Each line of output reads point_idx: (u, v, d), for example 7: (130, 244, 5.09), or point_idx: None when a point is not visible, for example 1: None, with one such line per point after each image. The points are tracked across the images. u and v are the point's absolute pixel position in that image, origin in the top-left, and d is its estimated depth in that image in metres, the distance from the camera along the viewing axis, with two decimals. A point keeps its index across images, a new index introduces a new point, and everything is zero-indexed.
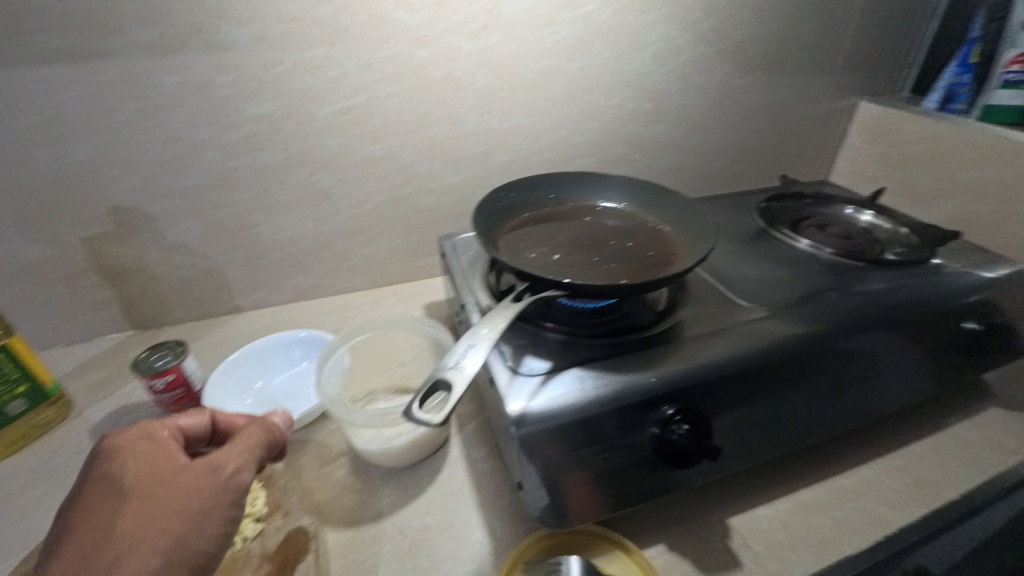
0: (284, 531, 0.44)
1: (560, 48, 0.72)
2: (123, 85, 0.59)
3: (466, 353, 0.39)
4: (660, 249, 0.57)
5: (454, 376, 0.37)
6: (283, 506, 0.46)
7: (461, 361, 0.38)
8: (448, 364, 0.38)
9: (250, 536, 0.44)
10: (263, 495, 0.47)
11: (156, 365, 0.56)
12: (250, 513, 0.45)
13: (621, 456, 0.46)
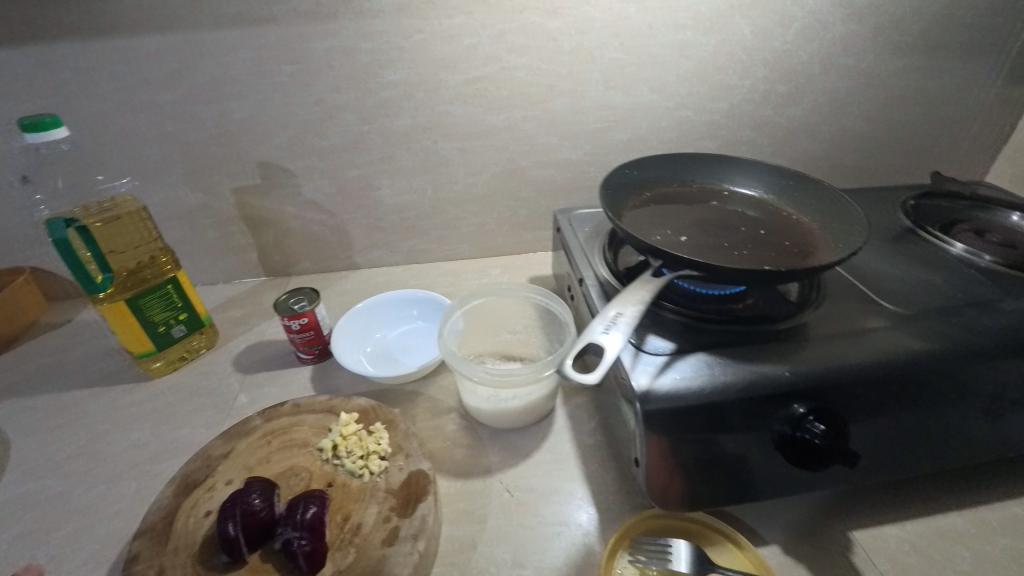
0: (405, 472, 0.47)
1: (696, 22, 0.69)
2: (281, 49, 0.64)
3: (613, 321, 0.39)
4: (797, 240, 0.54)
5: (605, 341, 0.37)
6: (405, 449, 0.49)
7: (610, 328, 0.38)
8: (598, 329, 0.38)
9: (376, 471, 0.47)
10: (386, 435, 0.50)
11: (294, 307, 0.61)
12: (376, 451, 0.48)
13: (744, 448, 0.45)
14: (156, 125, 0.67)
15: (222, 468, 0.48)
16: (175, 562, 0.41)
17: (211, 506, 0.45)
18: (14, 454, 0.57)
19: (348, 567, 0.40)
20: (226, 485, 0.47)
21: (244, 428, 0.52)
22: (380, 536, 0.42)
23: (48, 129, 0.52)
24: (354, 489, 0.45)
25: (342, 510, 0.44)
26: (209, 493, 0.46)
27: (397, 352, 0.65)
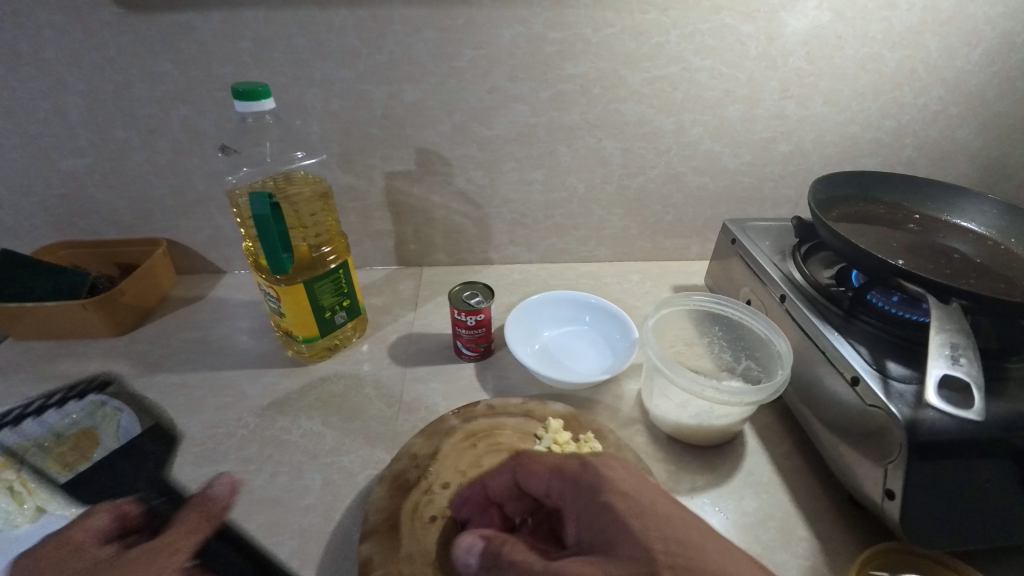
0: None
1: (887, 36, 0.66)
2: (467, 32, 0.61)
3: (946, 349, 0.42)
4: (1021, 273, 0.52)
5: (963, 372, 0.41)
6: (625, 463, 0.48)
7: (955, 357, 0.41)
8: (950, 361, 0.41)
9: None
10: (599, 445, 0.49)
11: (470, 302, 0.59)
12: None
13: (1004, 487, 0.42)
14: (324, 102, 0.65)
15: (433, 469, 0.47)
16: (415, 570, 0.40)
17: (433, 510, 0.44)
18: (184, 434, 0.55)
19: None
20: (443, 489, 0.46)
21: (442, 427, 0.51)
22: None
23: (259, 99, 0.49)
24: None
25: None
26: (427, 496, 0.45)
27: (562, 355, 0.62)
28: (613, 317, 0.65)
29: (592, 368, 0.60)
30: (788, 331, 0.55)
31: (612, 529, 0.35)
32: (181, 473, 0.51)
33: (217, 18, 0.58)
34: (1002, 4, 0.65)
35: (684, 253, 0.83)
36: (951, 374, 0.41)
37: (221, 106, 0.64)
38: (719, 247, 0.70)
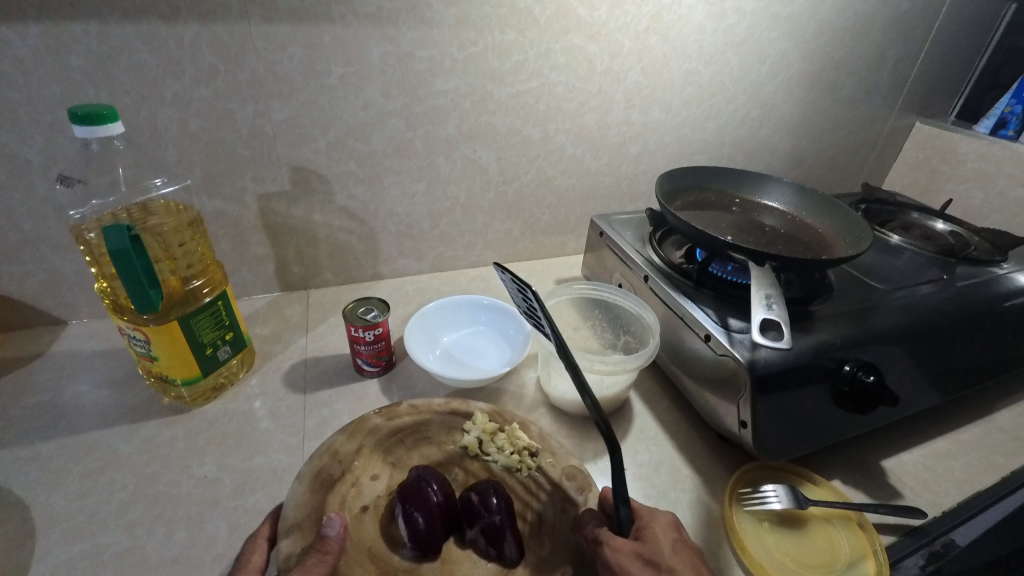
0: (560, 467, 0.50)
1: (701, 54, 0.80)
2: (335, 50, 0.62)
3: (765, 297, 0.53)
4: (812, 237, 0.67)
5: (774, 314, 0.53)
6: (550, 448, 0.52)
7: (769, 303, 0.53)
8: (764, 307, 0.53)
9: (532, 467, 0.50)
10: (525, 434, 0.53)
11: (367, 318, 0.59)
12: (526, 448, 0.51)
13: (817, 402, 0.54)
14: (179, 123, 0.61)
15: (360, 467, 0.48)
16: (353, 558, 0.41)
17: (361, 502, 0.45)
18: (41, 513, 0.47)
19: (551, 554, 0.44)
20: (371, 481, 0.47)
21: (366, 425, 0.51)
22: (567, 524, 0.46)
23: (105, 123, 0.45)
24: (524, 486, 0.49)
25: (519, 503, 0.48)
26: (356, 488, 0.46)
27: (463, 356, 0.65)
28: (507, 313, 0.69)
29: (494, 363, 0.64)
30: (653, 305, 0.64)
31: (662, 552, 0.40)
32: (44, 556, 0.44)
33: (34, 32, 0.51)
34: (777, 30, 0.82)
35: (562, 249, 0.92)
36: (767, 317, 0.52)
37: (50, 131, 0.56)
38: (591, 241, 0.78)
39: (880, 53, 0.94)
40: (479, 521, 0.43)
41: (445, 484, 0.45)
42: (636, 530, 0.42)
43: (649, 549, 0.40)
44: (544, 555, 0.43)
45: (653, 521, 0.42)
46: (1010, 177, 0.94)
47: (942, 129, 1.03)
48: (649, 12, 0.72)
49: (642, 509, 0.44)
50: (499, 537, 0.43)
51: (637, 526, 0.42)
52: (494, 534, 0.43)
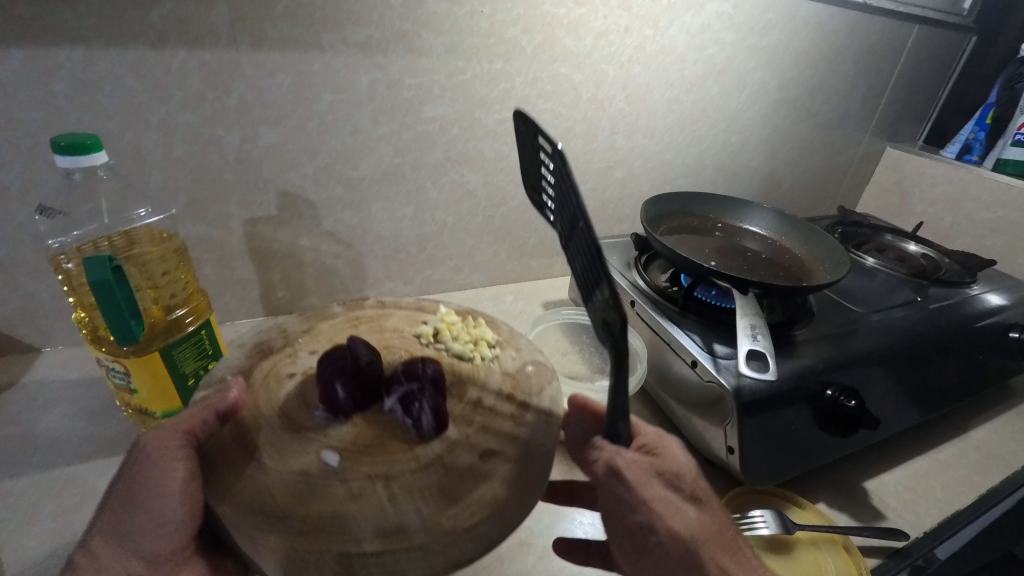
0: (518, 360, 0.56)
1: (682, 82, 0.82)
2: (324, 77, 0.63)
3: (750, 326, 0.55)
4: (792, 262, 0.69)
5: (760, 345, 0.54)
6: (512, 345, 0.58)
7: (755, 333, 0.55)
8: (750, 337, 0.54)
9: (488, 358, 0.55)
10: (486, 330, 0.59)
11: None
12: (486, 341, 0.57)
13: (800, 427, 0.55)
14: (164, 148, 0.60)
15: (311, 352, 0.54)
16: (267, 410, 0.46)
17: (292, 369, 0.51)
18: (11, 556, 0.45)
19: (468, 432, 0.47)
20: (307, 355, 0.53)
21: (326, 313, 0.59)
22: (498, 412, 0.49)
23: (90, 152, 0.44)
24: (466, 385, 0.52)
25: (456, 386, 0.52)
26: (291, 359, 0.52)
27: None
28: None
29: None
30: (640, 330, 0.64)
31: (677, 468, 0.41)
32: None
33: (16, 58, 0.51)
34: (754, 60, 0.86)
35: (549, 272, 0.92)
36: (753, 348, 0.54)
37: (29, 156, 0.55)
38: None
39: (852, 82, 0.98)
40: (397, 391, 0.47)
41: (380, 362, 0.49)
42: (641, 446, 0.43)
43: (664, 463, 0.41)
44: (463, 438, 0.46)
45: (662, 441, 0.43)
46: (976, 200, 0.98)
47: (911, 154, 1.07)
48: (632, 43, 0.75)
49: (647, 429, 0.44)
50: (414, 404, 0.46)
51: (641, 441, 0.43)
52: (410, 406, 0.46)
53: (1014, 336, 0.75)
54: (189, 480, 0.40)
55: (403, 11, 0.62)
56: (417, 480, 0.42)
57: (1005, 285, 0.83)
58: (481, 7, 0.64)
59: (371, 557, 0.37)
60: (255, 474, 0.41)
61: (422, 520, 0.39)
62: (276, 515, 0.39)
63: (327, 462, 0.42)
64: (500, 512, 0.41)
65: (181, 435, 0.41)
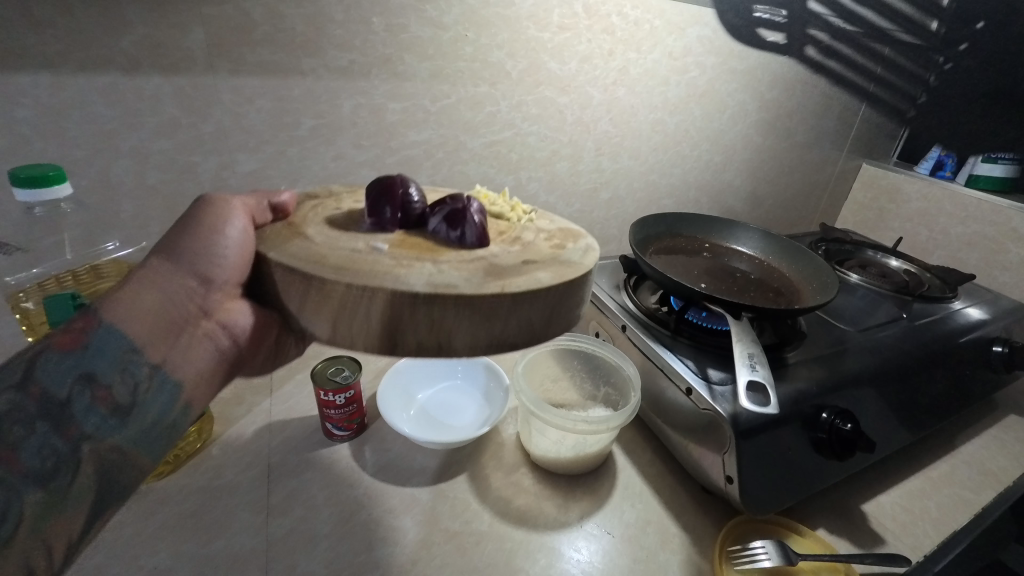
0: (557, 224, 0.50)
1: (665, 104, 0.83)
2: (305, 102, 0.61)
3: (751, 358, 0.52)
4: (781, 282, 0.70)
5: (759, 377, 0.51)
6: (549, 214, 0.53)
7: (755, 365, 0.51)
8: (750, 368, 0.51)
9: (528, 218, 0.50)
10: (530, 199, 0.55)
11: (339, 380, 0.57)
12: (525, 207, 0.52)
13: (797, 452, 0.54)
14: (138, 176, 0.58)
15: (346, 195, 0.50)
16: (307, 219, 0.43)
17: (339, 207, 0.47)
18: None
19: (510, 253, 0.42)
20: (353, 199, 0.49)
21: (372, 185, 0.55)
22: (542, 245, 0.45)
23: (53, 185, 0.42)
24: (503, 228, 0.47)
25: (503, 230, 0.47)
26: (337, 202, 0.48)
27: (439, 413, 0.62)
28: (486, 369, 0.68)
29: (474, 420, 0.62)
30: (632, 355, 0.63)
31: None
32: None
33: None
34: (735, 82, 0.87)
35: None
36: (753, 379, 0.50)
37: None
38: None
39: (828, 102, 1.00)
40: (441, 209, 0.43)
41: (420, 190, 0.46)
42: None
43: None
44: (507, 252, 0.42)
45: None
46: (950, 216, 1.00)
47: (887, 171, 1.09)
48: (616, 66, 0.75)
49: None
50: (459, 218, 0.42)
51: None
52: (455, 219, 0.42)
53: (998, 350, 0.76)
54: (244, 240, 0.38)
55: (386, 36, 0.61)
56: (464, 265, 0.39)
57: (983, 299, 0.84)
58: (465, 31, 0.64)
59: (424, 302, 0.34)
60: (301, 245, 0.39)
61: (471, 283, 0.36)
62: (325, 267, 0.35)
63: (373, 246, 0.40)
64: (547, 296, 0.37)
65: (234, 206, 0.39)
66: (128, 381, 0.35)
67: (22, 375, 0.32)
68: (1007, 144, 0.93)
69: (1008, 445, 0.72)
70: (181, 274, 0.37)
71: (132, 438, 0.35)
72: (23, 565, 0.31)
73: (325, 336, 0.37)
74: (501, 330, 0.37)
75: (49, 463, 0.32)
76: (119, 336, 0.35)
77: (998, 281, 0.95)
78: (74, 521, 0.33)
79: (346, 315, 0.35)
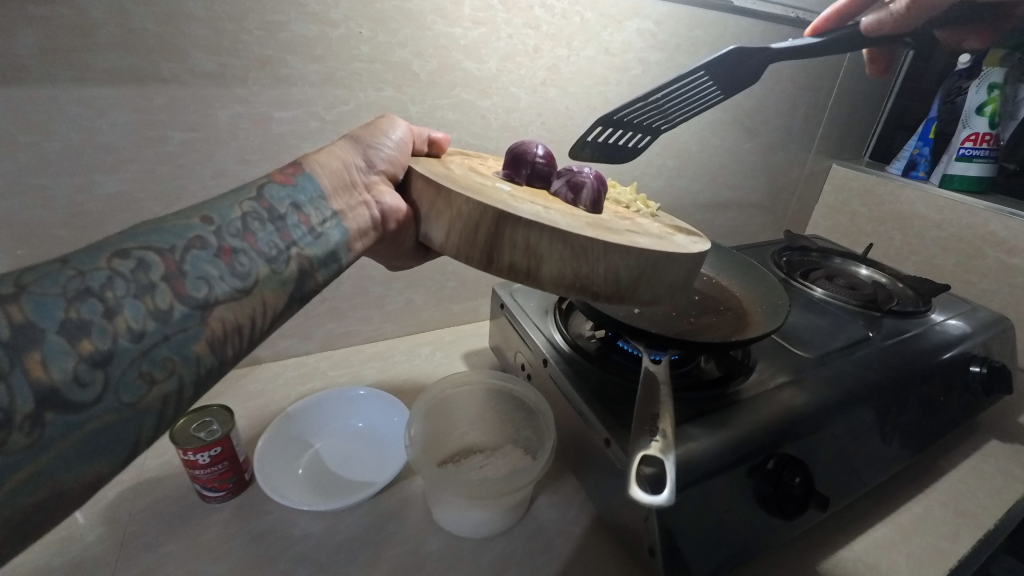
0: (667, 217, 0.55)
1: (606, 105, 0.75)
2: (172, 114, 0.53)
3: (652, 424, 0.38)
4: (729, 301, 0.62)
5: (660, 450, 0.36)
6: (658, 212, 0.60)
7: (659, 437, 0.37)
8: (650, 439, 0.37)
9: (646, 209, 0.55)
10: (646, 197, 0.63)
11: (203, 436, 0.49)
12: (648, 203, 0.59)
13: (735, 509, 0.47)
14: None
15: (493, 159, 0.59)
16: (461, 167, 0.52)
17: (482, 165, 0.55)
18: None
19: (613, 222, 0.46)
20: (494, 163, 0.58)
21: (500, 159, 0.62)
22: (657, 228, 0.48)
23: None
24: (623, 211, 0.53)
25: (619, 209, 0.53)
26: (482, 163, 0.56)
27: (337, 468, 0.56)
28: (391, 408, 0.60)
29: (375, 474, 0.55)
30: (554, 395, 0.55)
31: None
32: None
33: None
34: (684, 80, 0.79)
35: (476, 315, 0.83)
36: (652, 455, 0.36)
37: None
38: (494, 312, 0.70)
39: (791, 99, 0.93)
40: (564, 176, 0.50)
41: (551, 153, 0.52)
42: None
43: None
44: (619, 222, 0.47)
45: None
46: (924, 218, 0.93)
47: (858, 171, 1.02)
48: (545, 65, 0.67)
49: None
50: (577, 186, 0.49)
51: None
52: (575, 183, 0.49)
53: (975, 370, 0.67)
54: (398, 150, 0.50)
55: (262, 35, 0.53)
56: (571, 218, 0.44)
57: (960, 310, 0.77)
58: (357, 28, 0.56)
59: (525, 225, 0.39)
60: (448, 174, 0.47)
61: (571, 226, 0.40)
62: (456, 184, 0.43)
63: (498, 187, 0.47)
64: (641, 255, 0.40)
65: (400, 126, 0.51)
66: (319, 214, 0.42)
67: (253, 192, 0.40)
68: (971, 142, 0.85)
69: (989, 477, 0.64)
70: (356, 153, 0.47)
71: (317, 255, 0.41)
72: (246, 318, 0.36)
73: (441, 239, 0.44)
74: (588, 273, 0.40)
75: (274, 251, 0.38)
76: (315, 182, 0.44)
77: (977, 288, 0.88)
78: (281, 297, 0.38)
79: (460, 222, 0.42)
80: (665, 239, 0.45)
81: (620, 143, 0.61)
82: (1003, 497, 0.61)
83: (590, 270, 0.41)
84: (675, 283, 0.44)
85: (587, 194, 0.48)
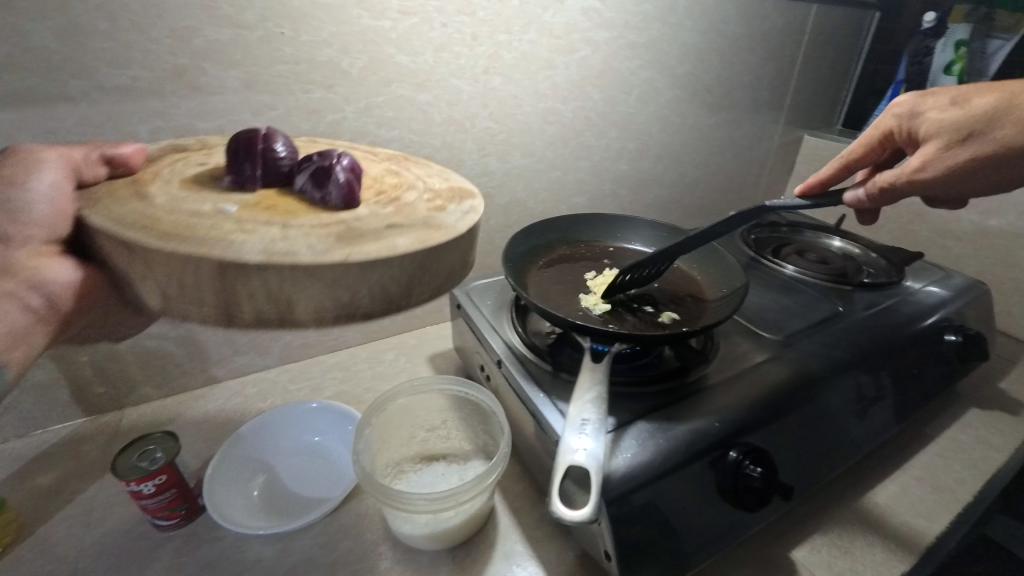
0: (442, 186, 0.46)
1: (555, 91, 0.72)
2: (86, 133, 0.51)
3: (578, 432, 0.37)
4: (687, 288, 0.62)
5: (582, 457, 0.35)
6: (470, 193, 0.44)
7: (578, 441, 0.36)
8: (571, 447, 0.35)
9: (414, 185, 0.45)
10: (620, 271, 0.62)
11: (144, 466, 0.47)
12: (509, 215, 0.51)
13: (702, 505, 0.45)
14: None
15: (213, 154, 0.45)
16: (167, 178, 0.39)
17: (204, 161, 0.43)
18: None
19: (361, 216, 0.37)
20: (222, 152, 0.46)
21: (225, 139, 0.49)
22: (420, 207, 0.40)
23: None
24: (387, 186, 0.44)
25: (374, 191, 0.43)
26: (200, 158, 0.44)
27: (292, 487, 0.54)
28: (345, 419, 0.59)
29: (329, 491, 0.53)
30: (509, 397, 0.53)
31: (973, 176, 0.44)
32: None
33: None
34: (636, 59, 0.76)
35: (439, 316, 0.81)
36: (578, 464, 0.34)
37: None
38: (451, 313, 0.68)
39: (753, 69, 0.90)
40: (305, 169, 0.39)
41: (283, 146, 0.41)
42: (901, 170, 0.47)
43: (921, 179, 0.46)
44: (375, 214, 0.38)
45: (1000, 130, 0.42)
46: None
47: (828, 140, 1.00)
48: (483, 53, 0.65)
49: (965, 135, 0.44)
50: (325, 175, 0.38)
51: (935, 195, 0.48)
52: (321, 174, 0.38)
53: (950, 339, 0.65)
54: (65, 190, 0.36)
55: (172, 44, 0.50)
56: (314, 228, 0.34)
57: (935, 276, 0.75)
58: (277, 28, 0.54)
59: (256, 272, 0.30)
60: (136, 208, 0.33)
61: (314, 250, 0.31)
62: (150, 233, 0.30)
63: (218, 209, 0.35)
64: (405, 261, 0.33)
65: (53, 160, 0.36)
66: None
67: None
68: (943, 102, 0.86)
69: (966, 447, 0.63)
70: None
71: None
72: None
73: (158, 305, 0.32)
74: (352, 298, 0.33)
75: None
76: None
77: (954, 252, 0.86)
78: None
79: (187, 285, 0.30)
80: (434, 227, 0.37)
81: (641, 274, 0.57)
82: (979, 467, 0.60)
83: (350, 294, 0.33)
84: (452, 270, 0.38)
85: (328, 186, 0.38)
